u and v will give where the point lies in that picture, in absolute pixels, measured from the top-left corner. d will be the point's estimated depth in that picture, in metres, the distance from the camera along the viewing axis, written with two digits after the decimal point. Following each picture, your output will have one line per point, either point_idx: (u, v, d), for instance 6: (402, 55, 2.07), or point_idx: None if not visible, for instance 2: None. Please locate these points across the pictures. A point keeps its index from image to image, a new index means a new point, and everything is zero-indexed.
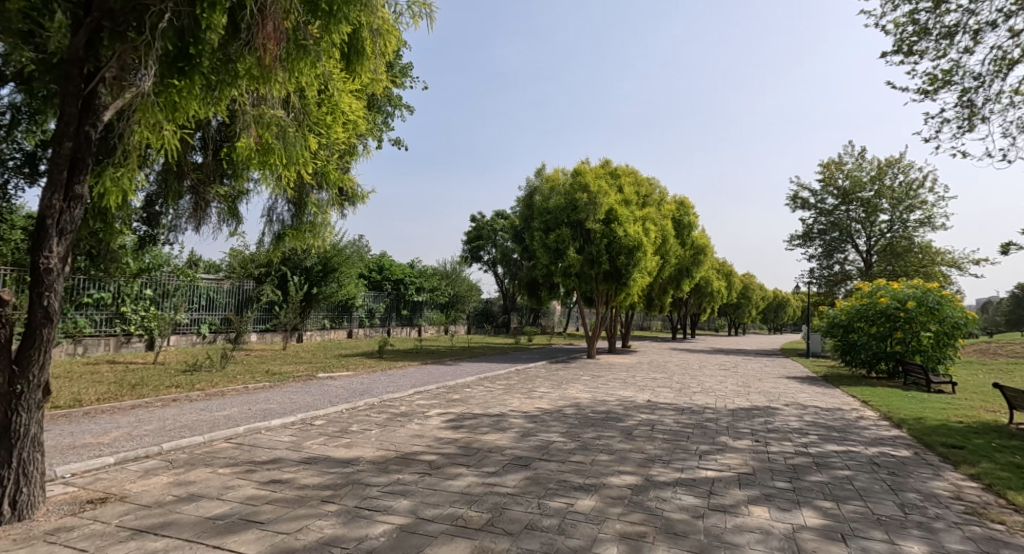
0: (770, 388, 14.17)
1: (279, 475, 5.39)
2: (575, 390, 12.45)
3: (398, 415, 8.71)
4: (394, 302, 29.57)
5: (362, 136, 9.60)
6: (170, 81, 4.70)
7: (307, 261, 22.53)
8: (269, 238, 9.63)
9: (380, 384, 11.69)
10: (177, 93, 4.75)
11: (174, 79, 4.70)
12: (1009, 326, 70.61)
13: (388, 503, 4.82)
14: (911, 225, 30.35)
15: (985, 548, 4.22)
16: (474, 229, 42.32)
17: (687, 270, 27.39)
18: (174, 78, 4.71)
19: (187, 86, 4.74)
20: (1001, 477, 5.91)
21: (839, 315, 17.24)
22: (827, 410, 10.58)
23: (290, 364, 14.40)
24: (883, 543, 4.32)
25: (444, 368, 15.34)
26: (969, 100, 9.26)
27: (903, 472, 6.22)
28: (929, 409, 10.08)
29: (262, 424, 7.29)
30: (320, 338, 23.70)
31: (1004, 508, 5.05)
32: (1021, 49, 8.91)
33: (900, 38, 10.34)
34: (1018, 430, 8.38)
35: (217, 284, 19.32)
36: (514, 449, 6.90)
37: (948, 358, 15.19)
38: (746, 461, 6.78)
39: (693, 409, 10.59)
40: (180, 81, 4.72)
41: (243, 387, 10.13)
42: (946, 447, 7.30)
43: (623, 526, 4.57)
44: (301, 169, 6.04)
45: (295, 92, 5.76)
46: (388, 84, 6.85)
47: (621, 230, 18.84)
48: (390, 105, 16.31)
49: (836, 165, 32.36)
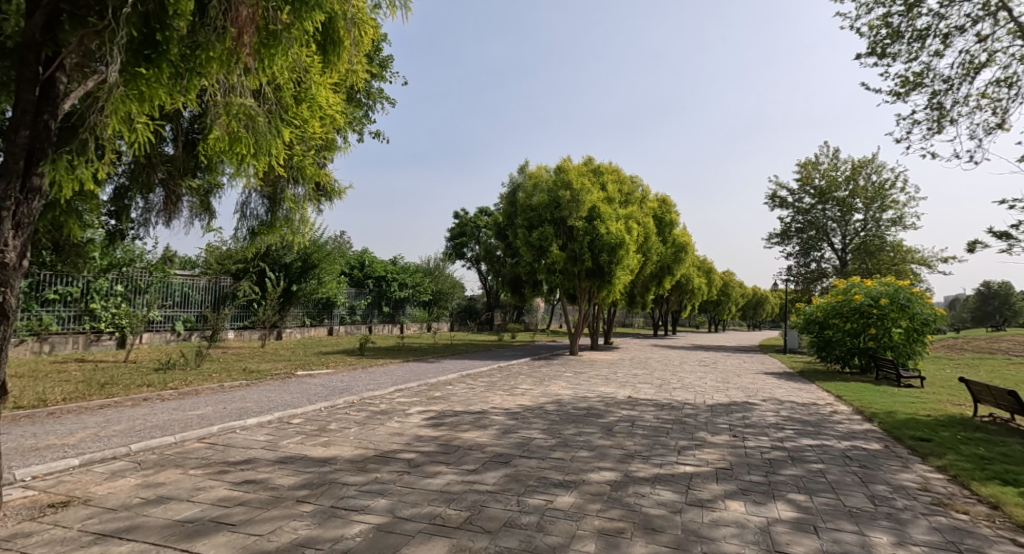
0: (748, 384, 14.32)
1: (253, 475, 5.29)
2: (557, 387, 12.46)
3: (377, 413, 8.62)
4: (375, 299, 29.32)
5: (340, 131, 9.52)
6: (138, 70, 4.54)
7: (286, 258, 22.21)
8: (243, 235, 9.43)
9: (360, 382, 11.56)
10: (145, 83, 4.58)
11: (141, 67, 4.55)
12: (975, 322, 72.80)
13: (365, 503, 4.76)
14: (884, 225, 31.04)
15: (950, 538, 4.31)
16: (458, 226, 42.24)
17: (668, 267, 27.63)
18: (141, 66, 4.57)
19: (155, 75, 4.60)
20: (966, 468, 6.06)
21: (815, 312, 17.51)
22: (803, 405, 10.75)
23: (269, 362, 14.17)
24: (854, 534, 4.39)
25: (427, 365, 15.23)
26: (938, 103, 9.45)
27: (874, 465, 6.35)
28: (899, 404, 10.28)
29: (237, 423, 7.16)
30: (299, 336, 23.39)
31: (968, 499, 5.17)
32: (988, 53, 9.13)
33: (874, 40, 10.51)
34: (983, 423, 8.57)
35: (192, 280, 18.95)
36: (494, 447, 6.89)
37: (918, 353, 15.54)
38: (724, 456, 6.86)
39: (673, 404, 10.69)
40: (147, 70, 4.57)
41: (219, 386, 9.93)
42: (914, 440, 7.47)
43: (602, 522, 4.58)
44: (274, 160, 5.93)
45: (268, 82, 5.66)
46: (363, 74, 6.82)
47: (603, 227, 18.91)
48: (371, 99, 16.19)
49: (812, 164, 32.91)
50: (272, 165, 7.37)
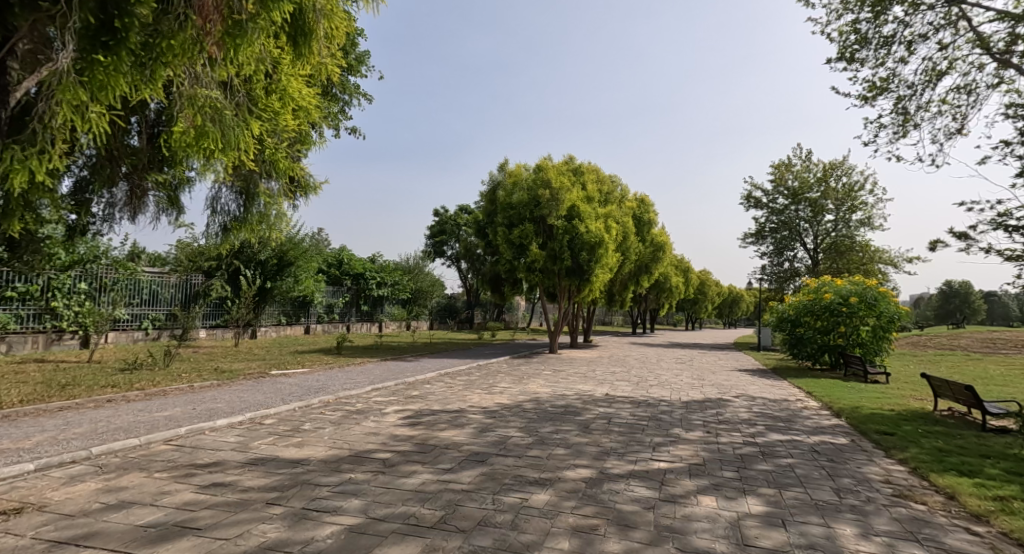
0: (723, 380, 14.54)
1: (221, 478, 5.18)
2: (535, 385, 12.49)
3: (354, 413, 8.52)
4: (353, 297, 29.05)
5: (315, 126, 9.37)
6: (94, 56, 4.39)
7: (261, 255, 21.79)
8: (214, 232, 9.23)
9: (337, 381, 11.43)
10: (102, 70, 4.41)
11: (98, 53, 4.40)
12: (938, 319, 75.14)
13: (338, 504, 4.70)
14: (853, 225, 31.78)
15: (911, 528, 4.41)
16: (437, 224, 42.10)
17: (647, 266, 27.89)
18: (98, 53, 4.42)
19: (114, 62, 4.42)
20: (926, 460, 6.23)
21: (787, 310, 17.84)
22: (774, 402, 10.94)
23: (241, 361, 13.89)
24: (820, 527, 4.48)
25: (404, 364, 15.08)
26: (903, 107, 9.68)
27: (841, 459, 6.49)
28: (866, 399, 10.53)
29: (207, 424, 7.00)
30: (274, 335, 23.00)
31: (927, 490, 5.32)
32: (949, 61, 9.39)
33: (843, 45, 10.74)
34: (943, 418, 8.83)
35: (161, 277, 18.50)
36: (471, 446, 6.86)
37: (885, 350, 15.94)
38: (697, 452, 6.94)
39: (649, 402, 10.78)
40: (105, 57, 4.41)
41: (189, 386, 9.72)
42: (879, 434, 7.67)
43: (576, 520, 4.59)
44: (242, 155, 5.83)
45: (235, 73, 5.57)
46: (336, 66, 6.79)
47: (582, 226, 18.99)
48: (347, 94, 16.00)
49: (786, 165, 33.52)
50: (242, 159, 7.23)
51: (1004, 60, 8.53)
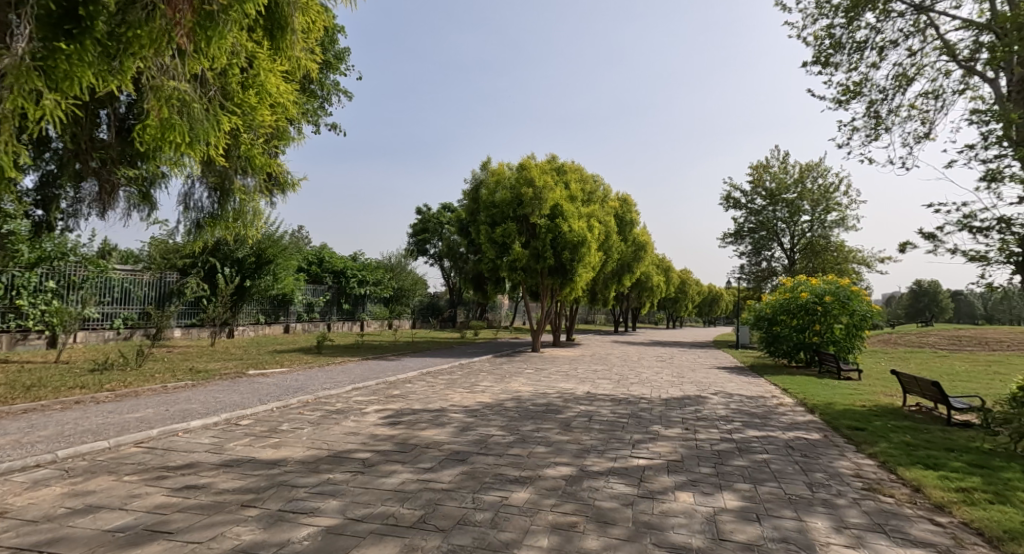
0: (702, 378, 14.71)
1: (194, 480, 5.08)
2: (517, 383, 12.51)
3: (333, 413, 8.44)
4: (333, 295, 28.80)
5: (293, 121, 9.23)
6: (56, 45, 4.25)
7: (238, 253, 21.52)
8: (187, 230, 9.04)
9: (317, 380, 11.30)
10: (65, 60, 4.27)
11: (60, 41, 4.27)
12: (908, 317, 77.13)
13: (315, 505, 4.65)
14: (828, 226, 32.40)
15: (878, 520, 4.52)
16: (420, 222, 41.88)
17: (629, 265, 28.09)
18: (60, 41, 4.30)
19: (77, 52, 4.29)
20: (894, 454, 6.39)
21: (764, 309, 18.15)
22: (751, 398, 11.13)
23: (218, 361, 13.64)
24: (793, 521, 4.56)
25: (386, 363, 14.96)
26: (875, 111, 9.89)
27: (814, 454, 6.62)
28: (838, 395, 10.77)
29: (179, 425, 6.86)
30: (252, 334, 22.65)
31: (894, 483, 5.45)
32: (918, 67, 9.61)
33: (818, 49, 10.94)
34: (911, 413, 9.03)
35: (133, 274, 18.14)
36: (452, 445, 6.85)
37: (857, 348, 16.29)
38: (675, 448, 7.02)
39: (629, 399, 10.87)
40: (68, 46, 4.27)
41: (161, 386, 9.56)
42: (850, 429, 7.84)
43: (555, 517, 4.61)
44: (212, 151, 5.73)
45: (207, 66, 5.50)
46: (315, 62, 6.71)
47: (565, 225, 19.07)
48: (325, 91, 15.84)
49: (763, 167, 34.04)
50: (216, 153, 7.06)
51: (969, 67, 8.75)
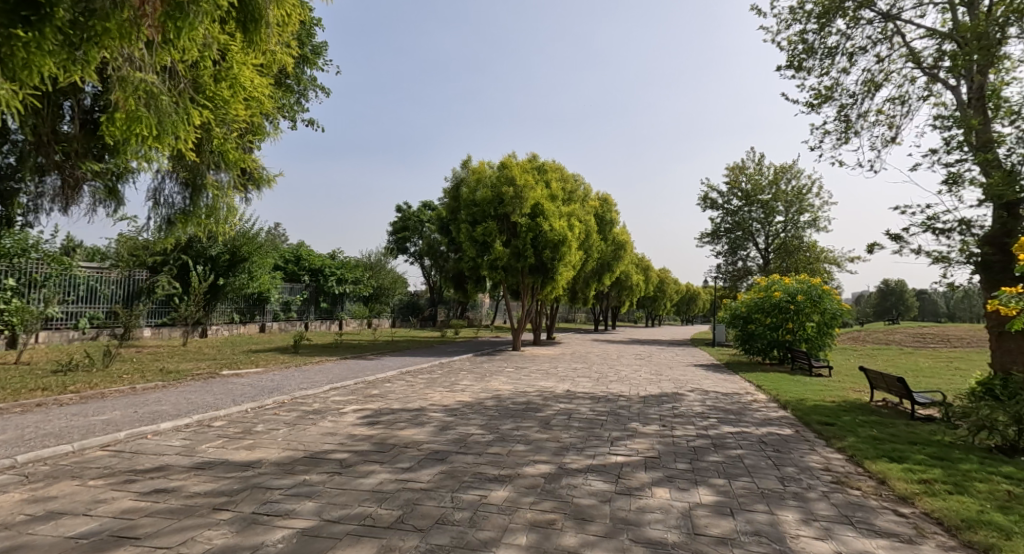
0: (679, 376, 14.90)
1: (164, 484, 5.00)
2: (497, 382, 12.53)
3: (310, 413, 8.36)
4: (311, 294, 28.45)
5: (269, 116, 9.08)
6: (12, 32, 3.74)
7: (212, 250, 21.12)
8: (157, 225, 8.88)
9: (293, 380, 11.17)
10: (23, 48, 3.82)
11: (16, 29, 3.76)
12: (877, 315, 79.13)
13: (290, 507, 4.61)
14: (801, 226, 33.06)
15: (846, 512, 4.64)
16: (400, 220, 41.62)
17: (609, 264, 28.30)
18: (15, 28, 3.78)
19: (35, 40, 3.83)
20: (861, 448, 6.58)
21: (739, 307, 18.45)
22: (726, 395, 11.33)
23: (190, 362, 13.37)
24: (765, 514, 4.66)
25: (365, 363, 14.85)
26: (845, 115, 10.13)
27: (786, 449, 6.77)
28: (810, 392, 11.02)
29: (148, 427, 6.74)
30: (227, 333, 22.25)
31: (862, 476, 5.61)
32: (886, 73, 9.87)
33: (791, 54, 11.16)
34: (879, 408, 9.27)
35: (99, 273, 17.72)
36: (431, 444, 6.84)
37: (828, 345, 16.67)
38: (653, 445, 7.11)
39: (608, 397, 10.97)
40: (25, 33, 3.79)
41: (130, 387, 9.36)
42: (821, 424, 8.04)
43: (534, 515, 4.64)
44: (182, 146, 5.64)
45: (177, 58, 5.40)
46: (289, 55, 6.65)
47: (546, 224, 19.11)
48: (302, 86, 15.63)
49: (739, 168, 34.56)
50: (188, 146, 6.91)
51: (933, 74, 9.02)
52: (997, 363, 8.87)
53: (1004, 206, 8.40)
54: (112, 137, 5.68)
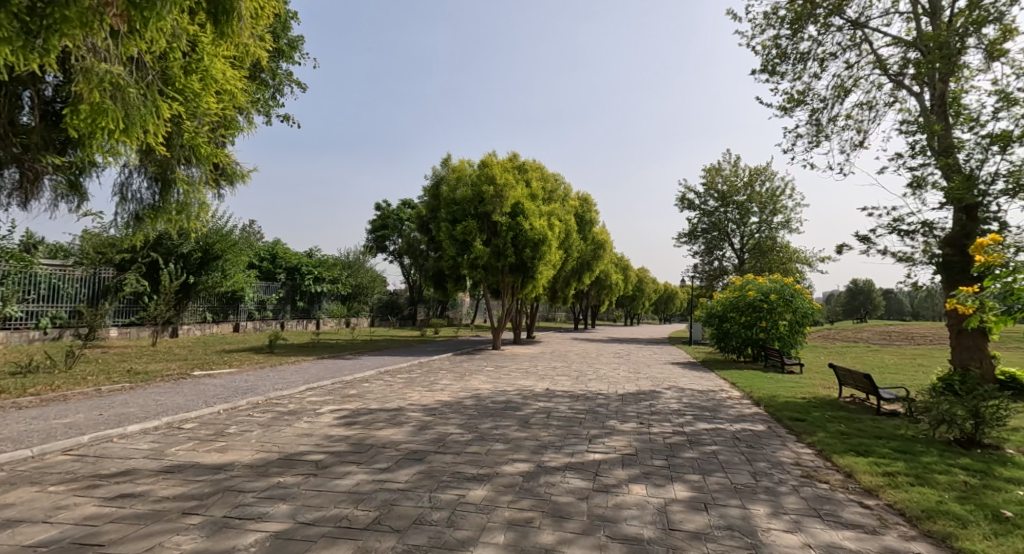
0: (657, 373, 15.07)
1: (130, 488, 4.89)
2: (476, 381, 12.51)
3: (285, 414, 8.27)
4: (287, 293, 28.07)
5: (242, 110, 8.90)
6: None
7: (183, 248, 20.70)
8: (124, 221, 8.67)
9: (269, 381, 11.02)
10: None
11: None
12: (847, 314, 81.08)
13: (264, 510, 4.55)
14: (774, 227, 33.68)
15: (815, 505, 4.76)
16: (379, 219, 41.29)
17: (589, 264, 28.46)
18: None
19: None
20: (830, 442, 6.75)
21: (715, 306, 18.73)
22: (702, 393, 11.50)
23: (159, 363, 13.08)
24: (738, 509, 4.75)
25: (342, 363, 14.70)
26: (817, 119, 10.35)
27: (759, 445, 6.90)
28: (783, 388, 11.24)
29: (114, 430, 6.59)
30: (199, 333, 21.81)
31: (830, 469, 5.76)
32: (855, 78, 10.11)
33: (766, 58, 11.36)
34: (847, 404, 9.51)
35: (62, 270, 17.25)
36: (409, 444, 6.81)
37: (799, 343, 17.03)
38: (630, 443, 7.19)
39: (587, 395, 11.05)
40: None
41: (95, 389, 9.13)
42: (792, 420, 8.22)
43: (512, 513, 4.66)
44: (151, 139, 5.55)
45: (144, 49, 5.30)
46: (263, 48, 6.56)
47: (527, 223, 19.14)
48: (277, 81, 15.40)
49: (716, 169, 35.03)
50: (157, 139, 6.75)
51: (898, 80, 9.28)
52: (956, 361, 9.18)
53: (964, 209, 8.71)
54: (74, 130, 5.53)
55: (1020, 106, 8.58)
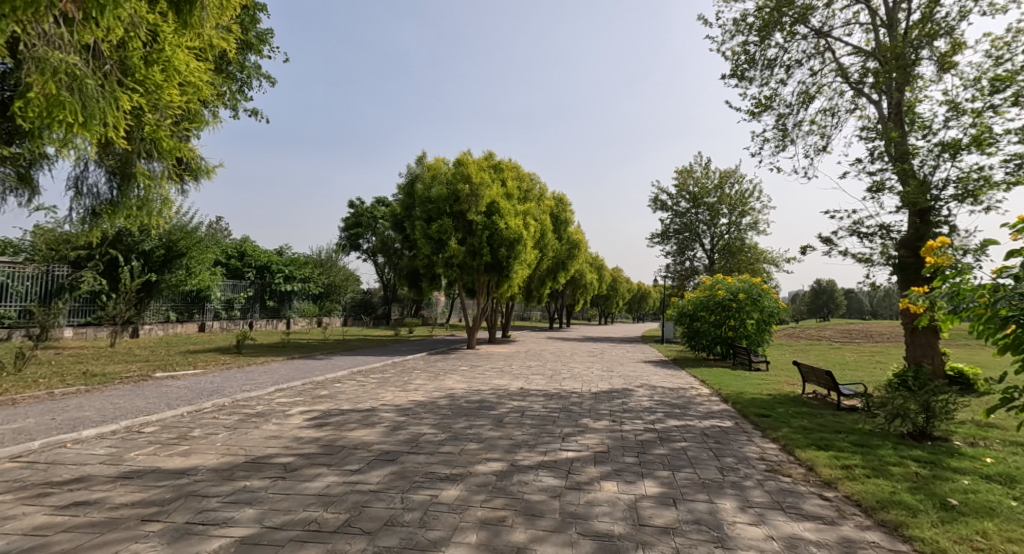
0: (630, 372, 15.25)
1: (85, 496, 4.76)
2: (450, 381, 12.47)
3: (252, 416, 8.12)
4: (256, 292, 27.56)
5: (208, 105, 8.69)
6: None
7: (144, 245, 20.11)
8: (79, 217, 8.39)
9: (235, 382, 10.81)
10: None
11: None
12: (812, 314, 83.22)
13: (228, 515, 4.47)
14: (743, 228, 34.37)
15: (779, 499, 4.89)
16: (352, 216, 40.75)
17: (564, 263, 28.62)
18: None
19: None
20: (794, 437, 6.94)
21: (686, 306, 19.03)
22: (673, 390, 11.69)
23: (119, 364, 12.69)
24: (705, 503, 4.86)
25: (314, 363, 14.50)
26: (783, 125, 10.61)
27: (727, 440, 7.05)
28: (750, 385, 11.51)
29: (68, 435, 6.38)
30: (162, 332, 21.19)
31: (793, 463, 5.92)
32: (819, 85, 10.39)
33: (735, 64, 11.59)
34: (809, 400, 9.78)
35: (12, 267, 16.57)
36: (381, 445, 6.77)
37: (766, 341, 17.42)
38: (602, 440, 7.27)
39: (561, 394, 11.12)
40: None
41: (48, 393, 8.80)
42: (758, 416, 8.41)
43: (484, 513, 4.67)
44: (110, 132, 5.43)
45: (101, 37, 5.21)
46: (227, 38, 6.43)
47: (501, 222, 19.15)
48: (244, 74, 15.09)
49: (688, 171, 35.57)
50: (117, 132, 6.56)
51: (858, 88, 9.57)
52: (910, 358, 9.53)
53: (918, 212, 9.06)
54: (26, 121, 5.36)
55: (968, 115, 8.96)
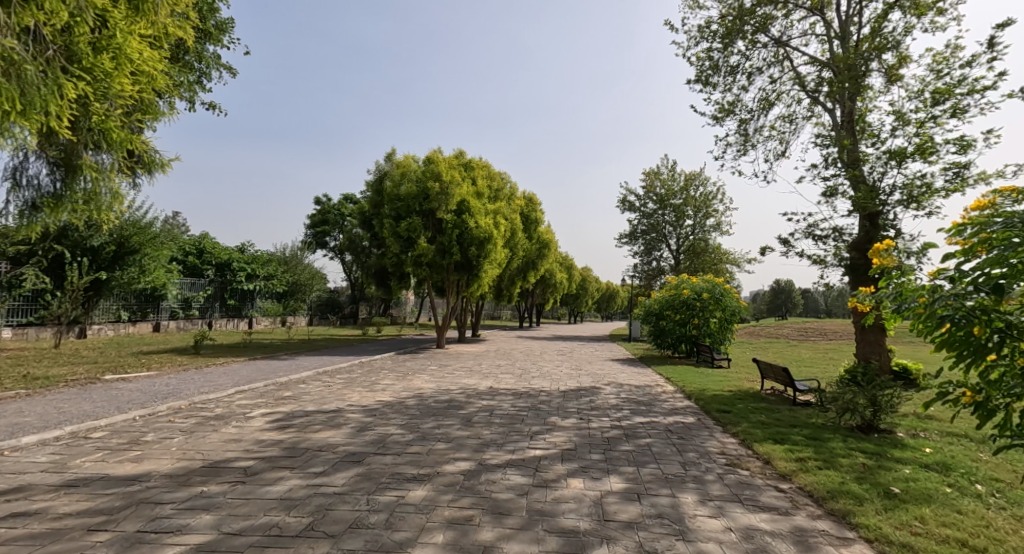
0: (598, 370, 15.42)
1: (26, 506, 4.56)
2: (419, 381, 12.39)
3: (210, 419, 7.90)
4: (216, 290, 26.85)
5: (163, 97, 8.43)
6: None
7: (93, 241, 19.34)
8: (16, 209, 8.01)
9: (192, 384, 10.50)
10: None
11: None
12: (772, 312, 85.60)
13: (183, 522, 4.35)
14: (707, 229, 35.12)
15: (737, 492, 5.02)
16: (318, 214, 40.03)
17: (533, 263, 28.71)
18: None
19: None
20: (753, 432, 7.13)
21: (652, 305, 19.34)
22: (639, 388, 11.86)
23: (64, 366, 12.16)
24: (667, 497, 4.96)
25: (276, 364, 14.18)
26: (744, 129, 10.88)
27: (689, 436, 7.20)
28: (713, 382, 11.76)
29: (5, 443, 6.10)
30: (112, 333, 20.38)
31: (751, 457, 6.09)
32: (778, 91, 10.69)
33: (700, 69, 11.84)
34: (767, 396, 10.06)
35: None
36: (347, 446, 6.68)
37: (728, 339, 17.83)
38: (570, 438, 7.33)
39: (529, 393, 11.16)
40: None
41: None
42: (720, 412, 8.61)
43: (451, 512, 4.67)
44: (53, 121, 5.24)
45: (44, 21, 5.09)
46: (180, 25, 6.26)
47: (471, 221, 19.09)
48: (202, 64, 14.68)
49: (654, 173, 36.10)
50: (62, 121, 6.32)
51: (814, 96, 9.89)
52: (860, 354, 9.90)
53: (867, 217, 9.42)
54: None
55: (912, 125, 9.35)
